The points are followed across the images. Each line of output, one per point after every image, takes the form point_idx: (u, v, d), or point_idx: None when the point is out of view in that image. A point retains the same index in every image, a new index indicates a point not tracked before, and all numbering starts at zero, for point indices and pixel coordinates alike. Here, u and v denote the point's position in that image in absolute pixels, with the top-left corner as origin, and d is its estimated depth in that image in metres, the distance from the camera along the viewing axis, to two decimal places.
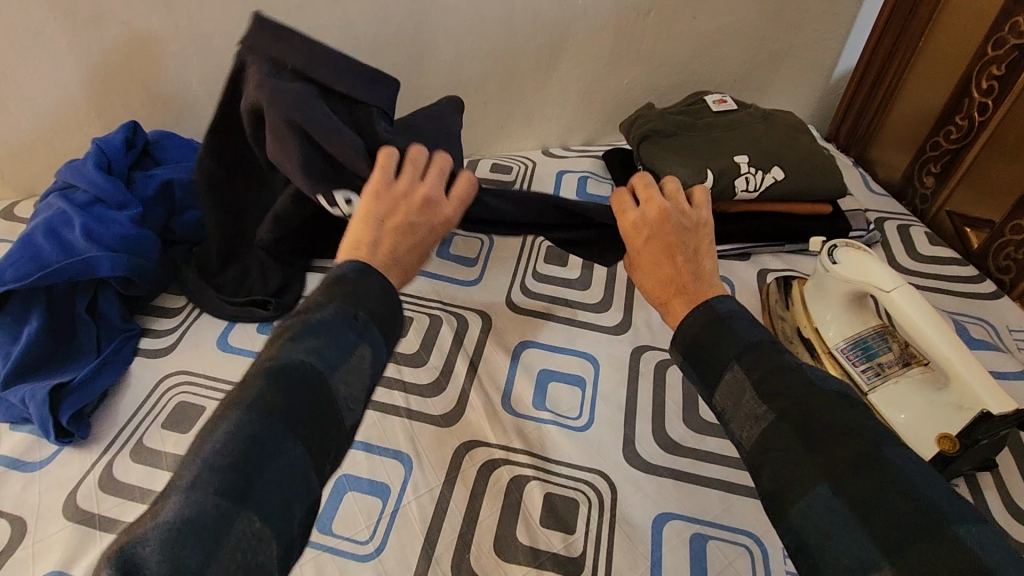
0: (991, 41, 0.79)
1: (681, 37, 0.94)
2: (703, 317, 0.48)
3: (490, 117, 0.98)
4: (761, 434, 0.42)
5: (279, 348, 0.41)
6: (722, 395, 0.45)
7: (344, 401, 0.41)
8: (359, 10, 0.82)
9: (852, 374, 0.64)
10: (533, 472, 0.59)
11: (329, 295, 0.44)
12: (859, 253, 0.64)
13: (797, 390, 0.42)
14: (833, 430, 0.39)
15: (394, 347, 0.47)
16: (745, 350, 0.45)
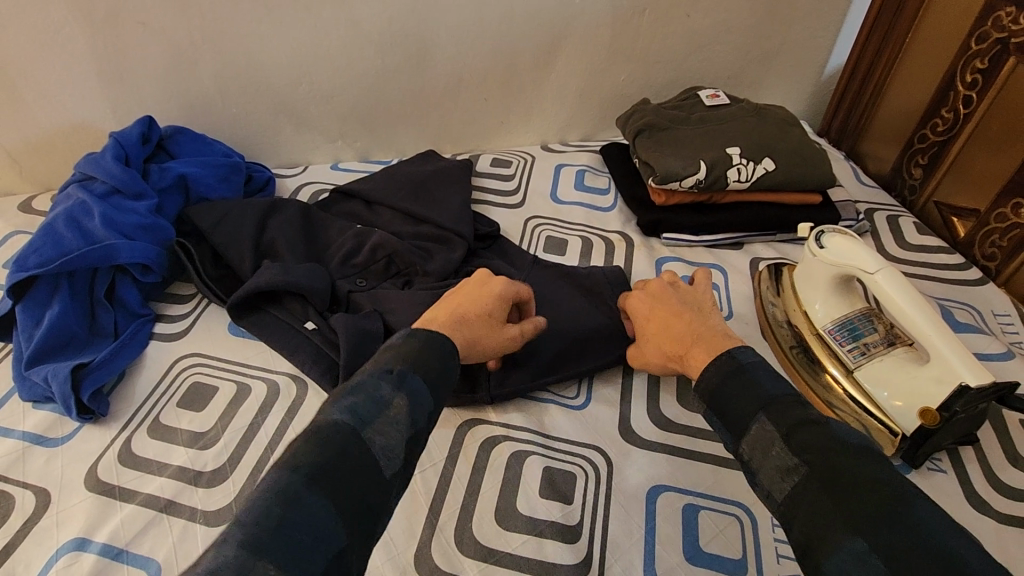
0: (975, 36, 0.82)
1: (676, 35, 0.97)
2: (723, 370, 0.49)
3: (491, 113, 1.01)
4: (794, 488, 0.41)
5: (321, 409, 0.42)
6: (750, 446, 0.45)
7: (381, 452, 0.40)
8: (364, 10, 0.85)
9: (838, 354, 0.66)
10: (532, 448, 0.62)
11: (373, 359, 0.47)
12: (845, 238, 0.67)
13: (826, 444, 0.41)
14: (864, 485, 0.38)
15: (438, 398, 0.46)
16: (770, 402, 0.45)
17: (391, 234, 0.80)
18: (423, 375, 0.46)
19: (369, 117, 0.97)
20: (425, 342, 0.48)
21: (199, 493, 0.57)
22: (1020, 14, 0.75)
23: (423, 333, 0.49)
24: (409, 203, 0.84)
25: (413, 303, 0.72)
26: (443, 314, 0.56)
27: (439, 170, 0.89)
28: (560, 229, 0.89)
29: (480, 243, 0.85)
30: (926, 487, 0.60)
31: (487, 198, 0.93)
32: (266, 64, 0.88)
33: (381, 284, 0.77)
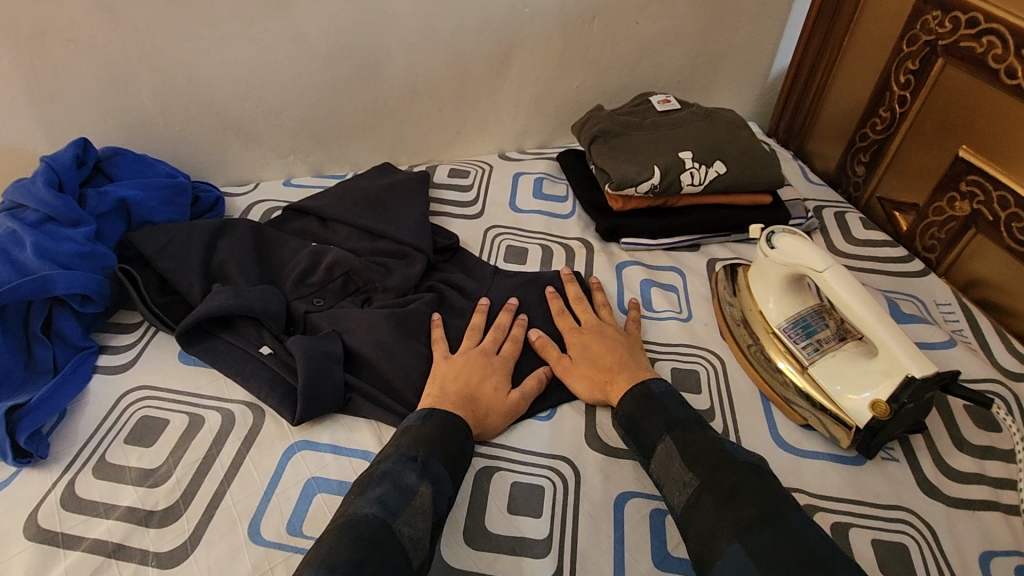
0: (906, 38, 0.85)
1: (626, 41, 0.98)
2: (636, 398, 0.61)
3: (446, 123, 1.00)
4: (688, 497, 0.52)
5: (350, 503, 0.50)
6: (658, 463, 0.57)
7: (408, 538, 0.48)
8: (310, 23, 0.83)
9: (793, 351, 0.68)
10: (499, 462, 0.61)
11: (395, 447, 0.56)
12: (795, 238, 0.68)
13: (716, 460, 0.53)
14: (742, 495, 0.49)
15: (454, 481, 0.55)
16: (675, 426, 0.57)
17: (347, 251, 0.79)
18: (440, 462, 0.54)
19: (321, 131, 0.95)
20: (443, 427, 0.57)
21: (151, 534, 0.55)
22: (945, 18, 0.79)
23: (437, 419, 0.58)
24: (365, 218, 0.82)
25: (372, 321, 0.70)
26: (451, 394, 0.62)
27: (393, 183, 0.87)
28: (520, 238, 0.89)
29: (440, 257, 0.84)
30: (880, 476, 0.62)
31: (445, 209, 0.92)
32: (209, 80, 0.85)
33: (339, 303, 0.75)
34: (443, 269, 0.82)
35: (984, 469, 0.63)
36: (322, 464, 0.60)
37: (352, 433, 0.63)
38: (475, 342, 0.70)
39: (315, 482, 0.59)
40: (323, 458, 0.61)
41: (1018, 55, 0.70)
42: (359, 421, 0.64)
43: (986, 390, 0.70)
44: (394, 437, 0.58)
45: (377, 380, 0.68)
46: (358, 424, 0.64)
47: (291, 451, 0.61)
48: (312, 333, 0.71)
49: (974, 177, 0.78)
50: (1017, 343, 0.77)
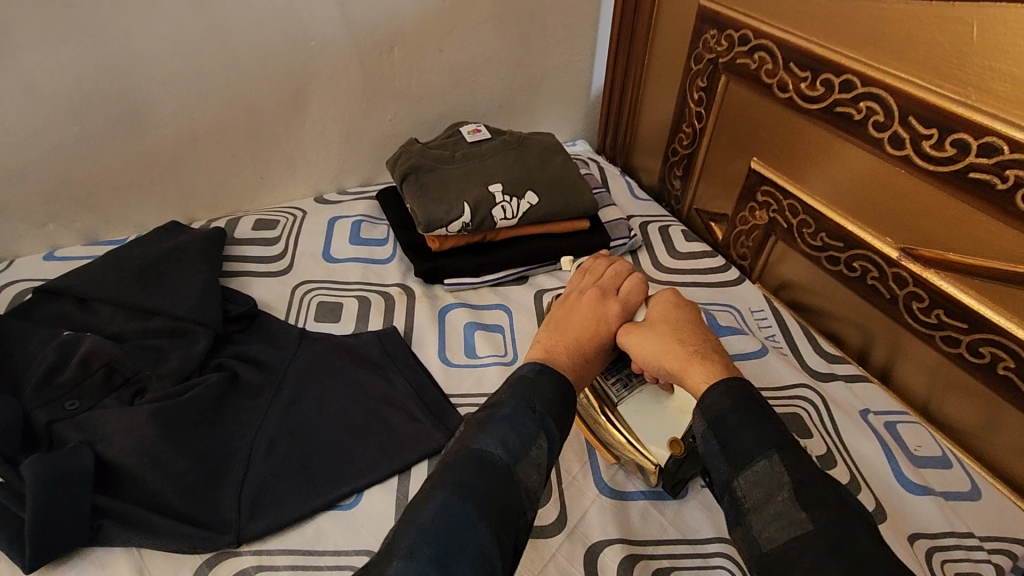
0: (693, 57, 0.88)
1: (433, 69, 0.94)
2: (730, 398, 0.52)
3: (245, 170, 0.90)
4: (790, 539, 0.44)
5: (473, 437, 0.51)
6: (748, 480, 0.48)
7: (526, 486, 0.49)
8: (38, 70, 0.71)
9: (604, 387, 0.65)
10: (289, 573, 0.53)
11: (514, 390, 0.55)
12: None
13: (833, 507, 0.45)
14: (868, 559, 0.41)
15: (564, 438, 0.55)
16: (781, 445, 0.48)
17: (106, 337, 0.66)
18: (554, 416, 0.54)
19: (85, 193, 0.81)
20: (557, 380, 0.56)
21: None
22: (720, 36, 0.81)
23: (553, 374, 0.56)
24: (130, 294, 0.70)
25: (132, 423, 0.59)
26: (565, 340, 0.62)
27: (173, 248, 0.76)
28: (334, 292, 0.81)
29: (234, 326, 0.74)
30: (700, 509, 0.60)
31: (248, 267, 0.82)
32: None
33: (100, 402, 0.63)
34: (239, 341, 0.73)
35: None
36: None
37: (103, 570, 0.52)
38: (591, 287, 0.70)
39: None
40: None
41: (785, 68, 0.73)
42: (113, 551, 0.54)
43: (795, 395, 0.72)
44: (508, 380, 0.57)
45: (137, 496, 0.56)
46: (113, 554, 0.54)
47: None
48: (58, 446, 0.59)
49: (766, 187, 0.81)
50: (823, 342, 0.80)
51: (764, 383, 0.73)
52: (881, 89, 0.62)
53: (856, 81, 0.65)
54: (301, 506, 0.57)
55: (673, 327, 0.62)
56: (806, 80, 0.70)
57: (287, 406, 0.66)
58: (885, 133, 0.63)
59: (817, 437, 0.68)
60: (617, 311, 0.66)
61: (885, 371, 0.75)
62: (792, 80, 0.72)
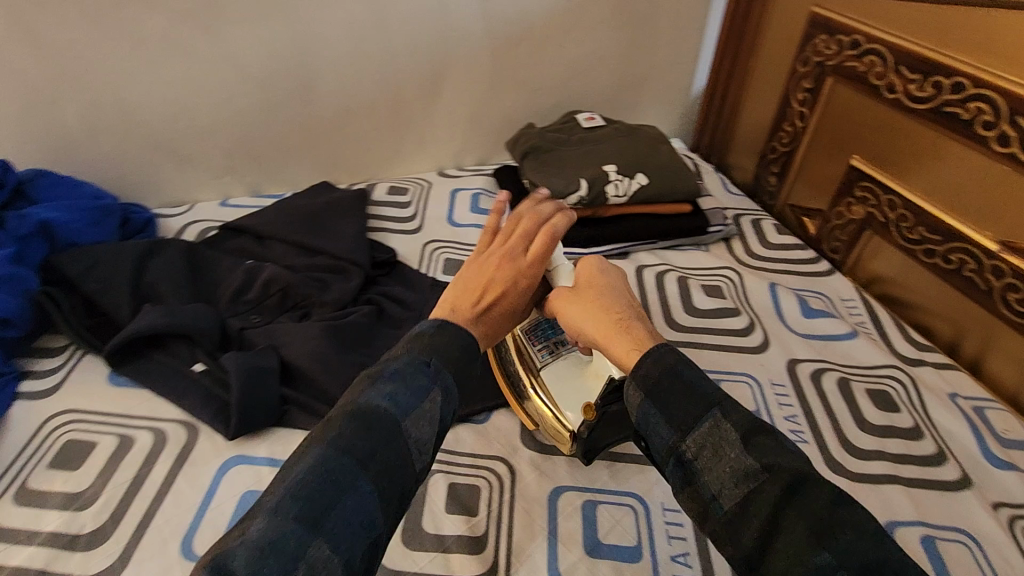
0: (801, 61, 0.94)
1: (553, 63, 1.04)
2: (662, 365, 0.48)
3: (383, 143, 1.02)
4: (747, 492, 0.42)
5: (359, 392, 0.45)
6: (695, 441, 0.45)
7: (414, 443, 0.44)
8: (241, 47, 0.85)
9: (531, 354, 0.66)
10: (436, 465, 0.63)
11: (409, 348, 0.49)
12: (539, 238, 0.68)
13: (781, 451, 0.43)
14: (824, 499, 0.40)
15: (460, 397, 0.50)
16: (720, 402, 0.46)
17: (283, 267, 0.79)
18: (450, 373, 0.49)
19: (256, 153, 0.95)
20: (459, 336, 0.51)
21: (76, 558, 0.53)
22: (831, 41, 0.88)
23: (456, 329, 0.51)
24: (301, 234, 0.83)
25: (308, 335, 0.71)
26: (482, 297, 0.56)
27: (332, 200, 0.89)
28: (458, 251, 0.91)
29: (378, 271, 0.86)
30: None
31: (384, 225, 0.94)
32: (136, 103, 0.85)
33: (276, 319, 0.75)
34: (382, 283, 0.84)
35: (884, 446, 0.69)
36: (258, 478, 0.60)
37: (289, 445, 0.64)
38: (500, 242, 0.61)
39: (250, 497, 0.59)
40: (259, 471, 0.61)
41: (895, 71, 0.78)
42: (295, 433, 0.65)
43: (884, 375, 0.77)
44: (404, 338, 0.51)
45: (314, 393, 0.68)
46: (295, 435, 0.65)
47: (226, 466, 0.61)
48: (248, 349, 0.71)
49: (865, 183, 0.86)
50: (913, 332, 0.84)
51: (854, 362, 0.78)
52: (993, 91, 0.68)
53: (967, 83, 0.70)
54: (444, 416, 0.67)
55: (600, 295, 0.58)
56: (915, 82, 0.76)
57: None
58: (993, 132, 0.68)
59: (905, 412, 0.72)
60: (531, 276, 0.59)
61: (975, 361, 0.78)
62: (901, 82, 0.78)
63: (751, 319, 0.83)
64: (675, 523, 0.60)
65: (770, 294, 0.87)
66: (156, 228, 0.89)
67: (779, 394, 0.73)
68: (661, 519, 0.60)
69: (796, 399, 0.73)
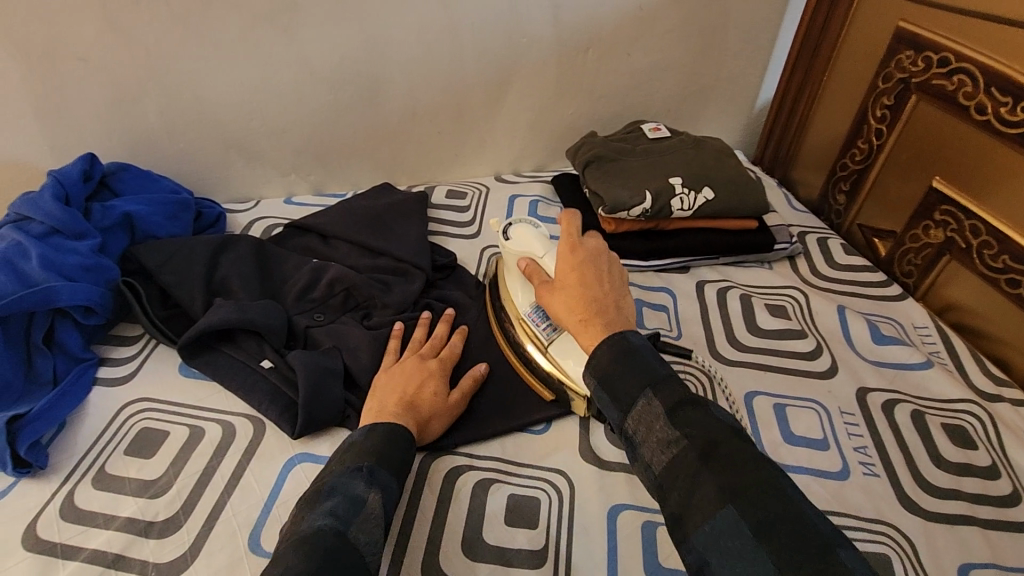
0: (882, 76, 0.91)
1: (618, 71, 1.02)
2: (614, 348, 0.52)
3: (445, 146, 1.03)
4: (671, 459, 0.44)
5: (300, 519, 0.47)
6: (634, 420, 0.48)
7: (367, 546, 0.46)
8: (316, 49, 0.86)
9: (537, 334, 0.69)
10: (496, 476, 0.63)
11: (338, 464, 0.53)
12: (523, 227, 0.73)
13: (706, 419, 0.45)
14: (738, 459, 0.42)
15: (397, 492, 0.53)
16: (657, 380, 0.49)
17: (348, 268, 0.80)
18: (385, 471, 0.53)
19: (322, 153, 0.97)
20: (387, 437, 0.56)
21: (150, 546, 0.55)
22: (917, 57, 0.84)
23: (380, 431, 0.56)
24: (366, 235, 0.84)
25: (372, 336, 0.72)
26: (392, 405, 0.61)
27: (396, 202, 0.90)
28: None
29: (438, 274, 0.86)
30: (862, 491, 0.64)
31: (443, 229, 0.95)
32: (214, 101, 0.87)
33: (339, 318, 0.76)
34: (442, 287, 0.84)
35: (962, 486, 0.65)
36: None
37: None
38: (417, 344, 0.71)
39: None
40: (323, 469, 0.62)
41: (986, 92, 0.75)
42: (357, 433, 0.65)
43: (962, 409, 0.73)
44: (334, 457, 0.55)
45: None
46: None
47: (291, 463, 0.62)
48: (313, 347, 0.72)
49: (945, 207, 0.82)
50: (991, 365, 0.79)
51: (929, 394, 0.75)
52: None
53: None
54: (501, 427, 0.67)
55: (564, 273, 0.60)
56: (1008, 104, 0.72)
57: (483, 344, 0.76)
58: None
59: (984, 450, 0.69)
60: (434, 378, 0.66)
61: None
62: (992, 103, 0.74)
63: (818, 342, 0.80)
64: None
65: (838, 317, 0.84)
66: (225, 223, 0.91)
67: (848, 423, 0.71)
68: None
69: (866, 430, 0.70)
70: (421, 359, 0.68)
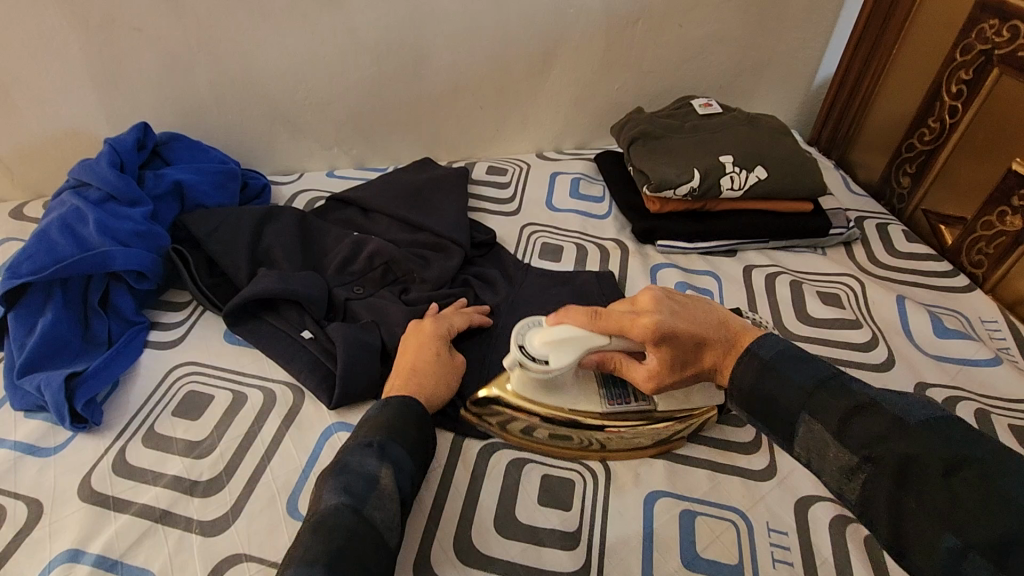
0: (960, 48, 0.84)
1: (669, 44, 0.98)
2: (754, 367, 0.51)
3: (487, 121, 1.01)
4: (862, 485, 0.42)
5: (317, 499, 0.48)
6: (803, 449, 0.47)
7: (383, 524, 0.47)
8: (361, 20, 0.85)
9: (635, 411, 0.62)
10: (530, 455, 0.63)
11: (355, 436, 0.53)
12: (549, 336, 0.59)
13: (883, 430, 0.42)
14: (936, 474, 0.39)
15: (414, 462, 0.53)
16: (811, 396, 0.46)
17: (388, 242, 0.80)
18: (397, 443, 0.53)
19: (365, 126, 0.97)
20: (399, 411, 0.55)
21: (196, 503, 0.57)
22: (1003, 27, 0.77)
23: (395, 403, 0.56)
24: (406, 211, 0.84)
25: (410, 309, 0.72)
26: (397, 380, 0.62)
27: (437, 177, 0.89)
28: (555, 236, 0.89)
29: (477, 251, 0.85)
30: None
31: (483, 206, 0.94)
32: (262, 72, 0.88)
33: (378, 291, 0.76)
34: (482, 264, 0.84)
35: None
36: None
37: None
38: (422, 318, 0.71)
39: None
40: None
41: None
42: None
43: None
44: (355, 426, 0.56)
45: None
46: None
47: (328, 432, 0.63)
48: (352, 319, 0.73)
49: None
50: None
51: (996, 392, 0.70)
52: None
53: None
54: None
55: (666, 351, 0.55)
56: None
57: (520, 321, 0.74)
58: None
59: None
60: (430, 343, 0.65)
61: None
62: None
63: (874, 333, 0.76)
64: (781, 545, 0.56)
65: (896, 308, 0.79)
66: (270, 194, 0.93)
67: None
68: (765, 539, 0.56)
69: None
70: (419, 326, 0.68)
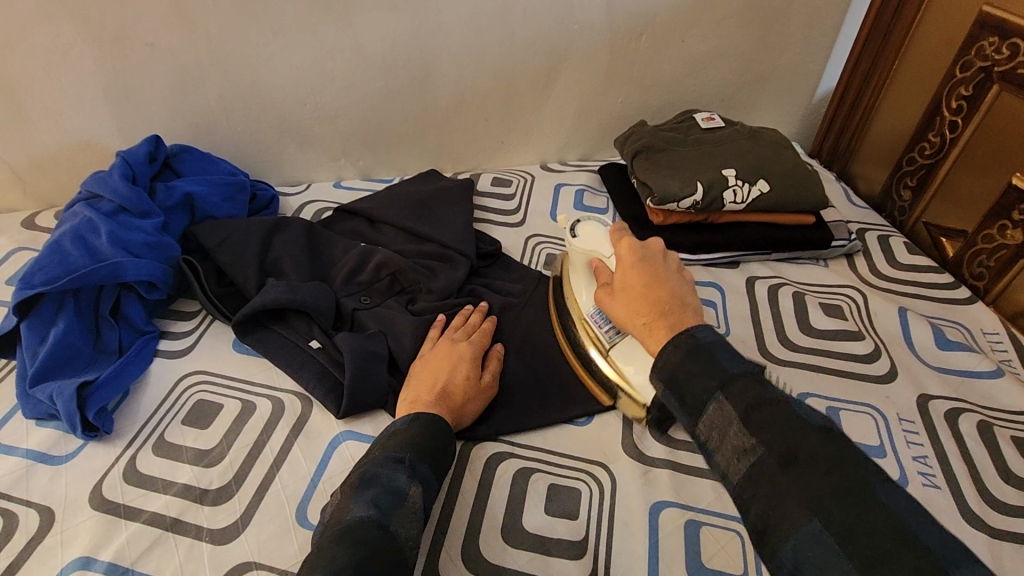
0: (960, 64, 0.85)
1: (671, 59, 1.00)
2: (684, 347, 0.50)
3: (492, 133, 1.02)
4: (749, 468, 0.43)
5: (343, 509, 0.48)
6: (705, 425, 0.47)
7: (405, 541, 0.48)
8: (369, 36, 0.87)
9: (598, 335, 0.67)
10: (537, 464, 0.63)
11: (383, 449, 0.55)
12: (595, 229, 0.73)
13: (784, 425, 0.43)
14: (822, 467, 0.40)
15: (437, 482, 0.55)
16: (730, 380, 0.46)
17: (395, 253, 0.81)
18: (426, 462, 0.54)
19: (371, 138, 0.98)
20: (428, 428, 0.57)
21: (205, 512, 0.57)
22: (1002, 44, 0.79)
23: (424, 421, 0.57)
24: (412, 222, 0.85)
25: (417, 319, 0.73)
26: (426, 395, 0.62)
27: (443, 188, 0.90)
28: (560, 247, 0.90)
29: (482, 262, 0.86)
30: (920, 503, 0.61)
31: (488, 216, 0.95)
32: (272, 86, 0.89)
33: (385, 302, 0.77)
34: (488, 274, 0.85)
35: None
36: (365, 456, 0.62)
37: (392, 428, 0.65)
38: (451, 330, 0.71)
39: None
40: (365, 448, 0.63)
41: None
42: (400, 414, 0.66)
43: None
44: (381, 439, 0.57)
45: None
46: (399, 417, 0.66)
47: (337, 441, 0.63)
48: (359, 329, 0.74)
49: None
50: None
51: (998, 404, 0.70)
52: None
53: None
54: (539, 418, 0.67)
55: (622, 271, 0.60)
56: None
57: (526, 330, 0.75)
58: None
59: None
60: (465, 365, 0.65)
61: None
62: None
63: (877, 344, 0.77)
64: None
65: (898, 319, 0.80)
66: (278, 205, 0.94)
67: (907, 431, 0.67)
68: None
69: (927, 438, 0.67)
70: (454, 343, 0.68)
